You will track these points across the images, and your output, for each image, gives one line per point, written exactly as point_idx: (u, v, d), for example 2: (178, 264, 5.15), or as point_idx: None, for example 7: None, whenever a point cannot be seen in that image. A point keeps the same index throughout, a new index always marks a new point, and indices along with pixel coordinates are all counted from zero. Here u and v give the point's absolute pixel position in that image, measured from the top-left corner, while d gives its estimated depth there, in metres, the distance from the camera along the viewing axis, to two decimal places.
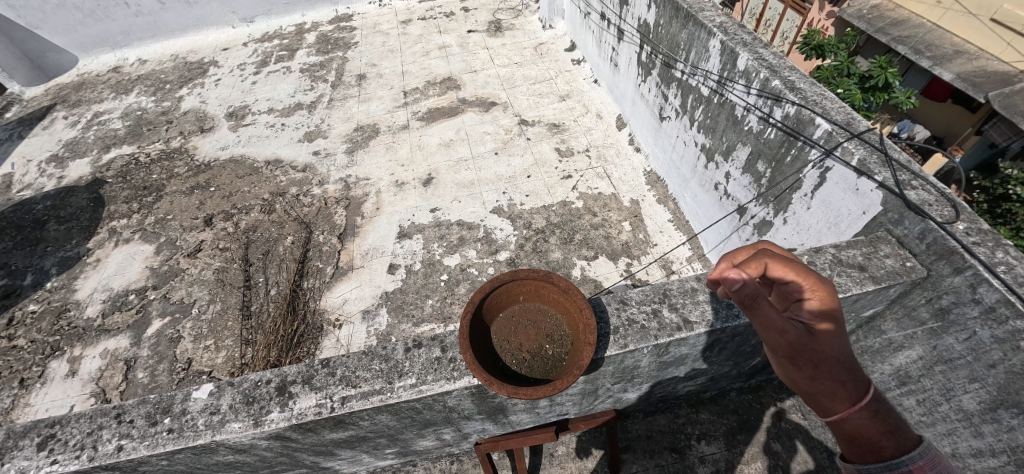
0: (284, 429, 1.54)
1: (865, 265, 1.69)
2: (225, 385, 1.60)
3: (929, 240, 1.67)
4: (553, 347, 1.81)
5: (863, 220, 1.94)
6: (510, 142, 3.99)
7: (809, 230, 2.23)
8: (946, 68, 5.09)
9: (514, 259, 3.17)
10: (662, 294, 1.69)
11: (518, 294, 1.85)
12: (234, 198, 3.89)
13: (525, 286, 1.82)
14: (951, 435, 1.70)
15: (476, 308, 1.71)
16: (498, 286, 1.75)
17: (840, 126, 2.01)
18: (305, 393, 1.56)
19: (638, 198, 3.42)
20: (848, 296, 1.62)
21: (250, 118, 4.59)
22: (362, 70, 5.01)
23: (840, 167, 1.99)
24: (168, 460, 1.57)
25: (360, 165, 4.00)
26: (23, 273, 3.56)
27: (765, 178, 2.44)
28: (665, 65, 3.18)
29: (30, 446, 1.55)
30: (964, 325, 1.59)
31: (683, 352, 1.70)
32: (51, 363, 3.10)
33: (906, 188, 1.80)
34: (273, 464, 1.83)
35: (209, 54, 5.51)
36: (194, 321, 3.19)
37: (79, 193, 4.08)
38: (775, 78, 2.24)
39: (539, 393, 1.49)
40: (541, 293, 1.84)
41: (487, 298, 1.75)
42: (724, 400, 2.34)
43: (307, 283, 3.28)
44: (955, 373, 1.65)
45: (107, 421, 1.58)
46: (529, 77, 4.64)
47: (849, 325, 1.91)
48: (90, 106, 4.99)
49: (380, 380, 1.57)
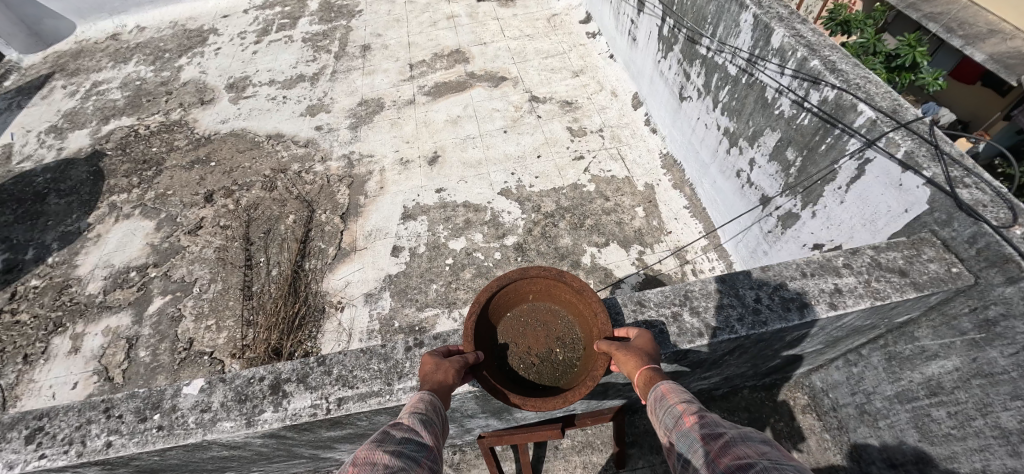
0: (279, 430, 1.44)
1: (907, 270, 1.55)
2: (217, 381, 1.50)
3: (980, 245, 1.56)
4: (563, 350, 1.72)
5: (904, 219, 1.79)
6: (520, 120, 3.82)
7: (841, 226, 2.09)
8: (978, 49, 4.77)
9: (522, 244, 3.05)
10: (683, 296, 1.57)
11: (527, 293, 1.75)
12: (235, 174, 3.78)
13: (535, 285, 1.71)
14: (983, 451, 1.57)
15: (482, 309, 1.62)
16: (506, 284, 1.65)
17: (885, 113, 1.85)
18: (300, 392, 1.47)
19: (653, 182, 3.27)
20: (888, 303, 1.49)
21: (251, 90, 4.43)
22: (367, 40, 4.81)
23: (883, 159, 1.83)
24: (160, 457, 1.48)
25: (364, 141, 3.86)
26: (24, 247, 3.51)
27: (794, 167, 2.28)
28: (689, 40, 2.97)
29: (18, 439, 1.46)
30: (1012, 338, 1.48)
31: (703, 357, 1.59)
32: (54, 339, 3.06)
33: (958, 186, 1.65)
34: (271, 456, 1.76)
35: (209, 22, 5.31)
36: (195, 300, 3.13)
37: (78, 165, 3.99)
38: (814, 58, 2.07)
39: (548, 405, 1.43)
40: (552, 292, 1.75)
41: (493, 298, 1.65)
42: (735, 397, 2.21)
43: (309, 263, 3.20)
44: (996, 388, 1.53)
45: (96, 415, 1.48)
46: (540, 50, 4.42)
47: (880, 329, 1.78)
48: (88, 75, 4.85)
49: (379, 381, 1.48)
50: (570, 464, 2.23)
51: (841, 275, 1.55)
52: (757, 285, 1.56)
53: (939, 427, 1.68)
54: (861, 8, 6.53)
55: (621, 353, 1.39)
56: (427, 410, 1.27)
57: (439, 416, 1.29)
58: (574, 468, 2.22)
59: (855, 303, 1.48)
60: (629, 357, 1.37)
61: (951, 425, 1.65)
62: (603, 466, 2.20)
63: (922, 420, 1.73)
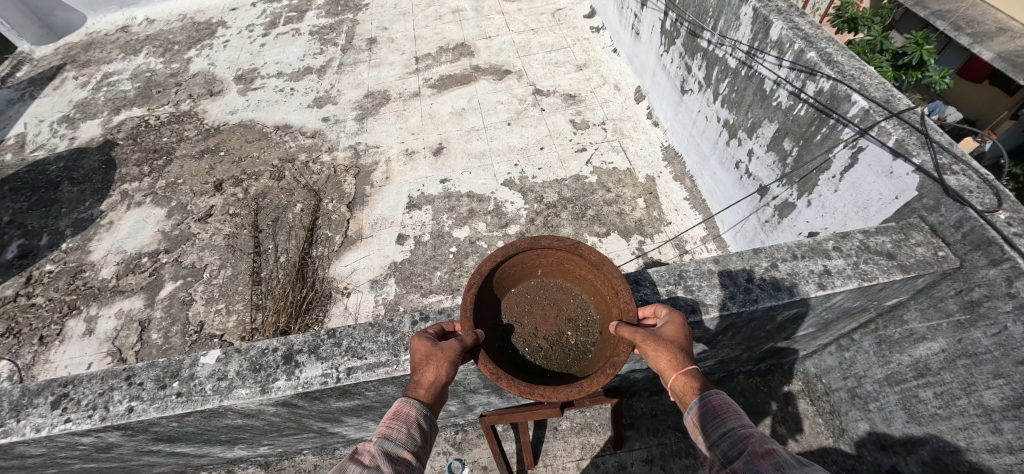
0: (291, 398, 1.51)
1: (894, 253, 1.60)
2: (233, 352, 1.56)
3: (966, 229, 1.60)
4: (575, 333, 1.79)
5: (894, 206, 1.85)
6: (524, 112, 3.87)
7: (835, 214, 2.14)
8: (986, 47, 4.75)
9: (525, 233, 3.11)
10: (677, 275, 1.63)
11: (537, 267, 1.82)
12: (244, 163, 3.86)
13: (546, 258, 1.78)
14: (967, 430, 1.63)
15: (490, 279, 1.69)
16: (516, 255, 1.71)
17: (878, 103, 1.90)
18: (311, 362, 1.53)
19: (655, 174, 3.32)
20: (875, 285, 1.54)
21: (259, 82, 4.50)
22: (373, 34, 4.87)
23: (875, 147, 1.89)
24: (177, 423, 1.56)
25: (369, 132, 3.93)
26: (39, 233, 3.61)
27: (791, 157, 2.34)
28: (691, 34, 3.02)
29: (44, 404, 1.54)
30: (994, 319, 1.53)
31: (696, 335, 1.66)
32: (69, 321, 3.15)
33: (945, 172, 1.70)
34: (283, 428, 1.84)
35: (217, 14, 5.38)
36: (206, 285, 3.21)
37: (90, 154, 4.08)
38: (811, 50, 2.13)
39: (559, 395, 1.42)
40: (564, 268, 1.81)
41: (502, 269, 1.72)
42: (731, 383, 2.28)
43: (317, 250, 3.27)
44: (979, 368, 1.58)
45: (118, 383, 1.55)
46: (545, 44, 4.46)
47: (870, 313, 1.83)
48: (99, 67, 4.94)
49: (386, 352, 1.54)
50: (569, 445, 2.31)
51: (830, 257, 1.60)
52: (749, 266, 1.61)
53: (926, 407, 1.75)
54: (869, 6, 6.53)
55: (652, 344, 1.34)
56: (396, 436, 1.22)
57: (419, 438, 1.25)
58: (573, 448, 2.31)
59: (843, 284, 1.53)
60: (665, 358, 1.32)
61: (937, 406, 1.71)
62: (601, 447, 2.29)
63: (911, 401, 1.79)
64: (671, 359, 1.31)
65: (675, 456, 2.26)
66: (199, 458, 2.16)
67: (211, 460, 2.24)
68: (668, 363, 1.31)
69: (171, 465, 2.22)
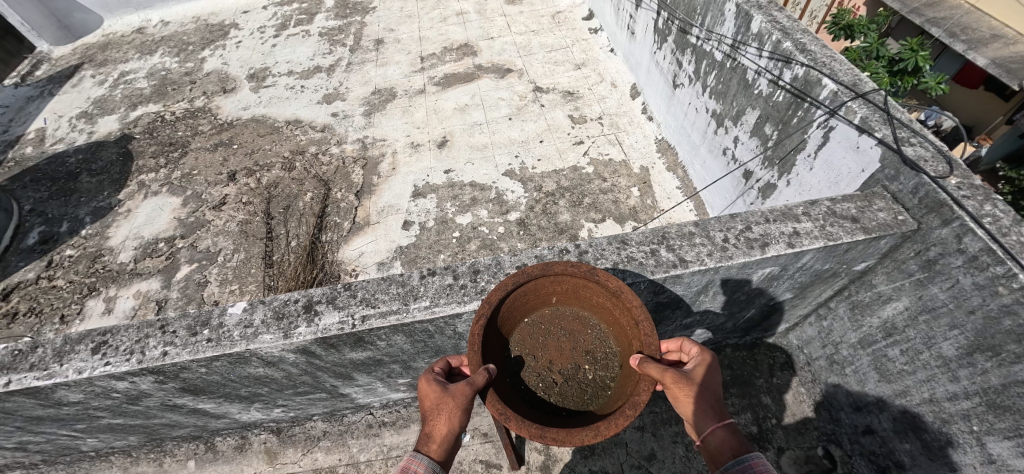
0: (311, 343, 1.67)
1: (858, 217, 1.77)
2: (258, 303, 1.74)
3: (921, 194, 1.77)
4: (593, 367, 1.70)
5: (862, 178, 2.05)
6: (525, 108, 4.05)
7: (812, 190, 2.37)
8: (980, 53, 4.89)
9: (525, 219, 3.26)
10: (660, 236, 1.79)
11: (552, 295, 1.73)
12: (256, 155, 4.03)
13: (561, 285, 1.68)
14: (929, 382, 1.77)
15: (499, 309, 1.59)
16: (527, 282, 1.61)
17: (845, 86, 2.10)
18: (329, 311, 1.69)
19: (648, 165, 3.49)
20: (839, 244, 1.71)
21: (271, 80, 4.69)
22: (380, 35, 5.07)
23: (844, 126, 2.10)
24: (206, 368, 1.73)
25: (377, 126, 4.11)
26: (59, 220, 3.77)
27: (771, 140, 2.57)
28: (682, 31, 3.23)
29: (85, 350, 1.70)
30: (948, 274, 1.68)
31: (679, 292, 1.83)
32: (89, 301, 3.31)
33: (904, 144, 1.89)
34: (298, 383, 2.01)
35: (230, 17, 5.60)
36: (220, 268, 3.35)
37: (108, 147, 4.27)
38: (787, 40, 2.34)
39: (575, 439, 1.38)
40: (580, 297, 1.72)
41: (512, 297, 1.62)
42: (718, 355, 2.42)
43: (326, 235, 3.43)
44: (937, 321, 1.73)
45: (153, 331, 1.71)
46: (545, 45, 4.65)
47: (842, 279, 1.99)
48: (116, 66, 5.14)
49: (397, 302, 1.70)
50: None
51: (800, 221, 1.77)
52: (726, 229, 1.78)
53: (894, 364, 1.89)
54: (866, 12, 6.69)
55: (686, 390, 1.39)
56: None
57: None
58: None
59: (810, 243, 1.70)
60: (701, 409, 1.37)
61: (904, 362, 1.85)
62: None
63: (881, 360, 1.94)
64: (707, 411, 1.36)
65: (666, 423, 2.40)
66: (216, 420, 2.30)
67: (227, 423, 2.38)
68: (705, 414, 1.36)
69: (190, 428, 2.36)
